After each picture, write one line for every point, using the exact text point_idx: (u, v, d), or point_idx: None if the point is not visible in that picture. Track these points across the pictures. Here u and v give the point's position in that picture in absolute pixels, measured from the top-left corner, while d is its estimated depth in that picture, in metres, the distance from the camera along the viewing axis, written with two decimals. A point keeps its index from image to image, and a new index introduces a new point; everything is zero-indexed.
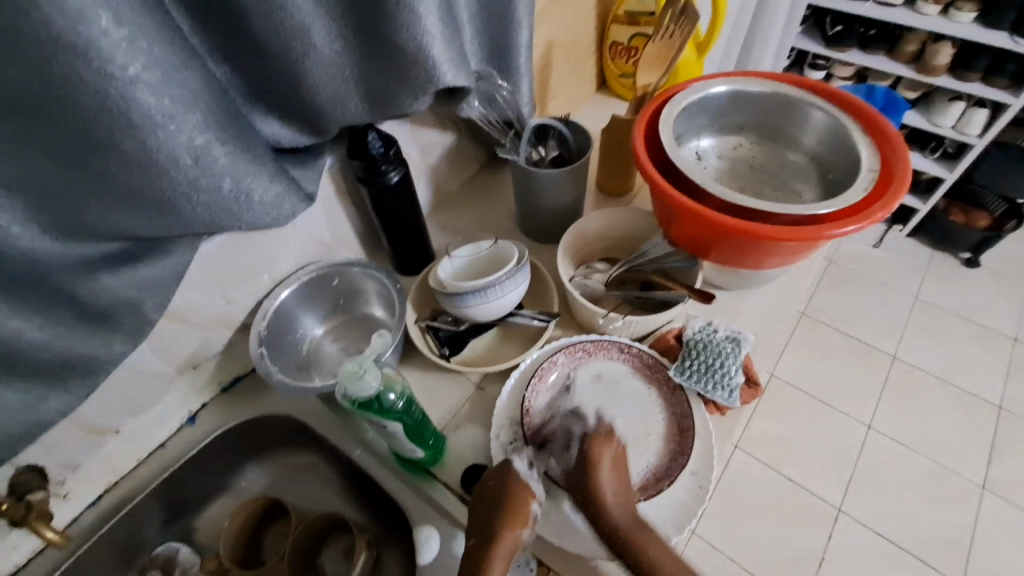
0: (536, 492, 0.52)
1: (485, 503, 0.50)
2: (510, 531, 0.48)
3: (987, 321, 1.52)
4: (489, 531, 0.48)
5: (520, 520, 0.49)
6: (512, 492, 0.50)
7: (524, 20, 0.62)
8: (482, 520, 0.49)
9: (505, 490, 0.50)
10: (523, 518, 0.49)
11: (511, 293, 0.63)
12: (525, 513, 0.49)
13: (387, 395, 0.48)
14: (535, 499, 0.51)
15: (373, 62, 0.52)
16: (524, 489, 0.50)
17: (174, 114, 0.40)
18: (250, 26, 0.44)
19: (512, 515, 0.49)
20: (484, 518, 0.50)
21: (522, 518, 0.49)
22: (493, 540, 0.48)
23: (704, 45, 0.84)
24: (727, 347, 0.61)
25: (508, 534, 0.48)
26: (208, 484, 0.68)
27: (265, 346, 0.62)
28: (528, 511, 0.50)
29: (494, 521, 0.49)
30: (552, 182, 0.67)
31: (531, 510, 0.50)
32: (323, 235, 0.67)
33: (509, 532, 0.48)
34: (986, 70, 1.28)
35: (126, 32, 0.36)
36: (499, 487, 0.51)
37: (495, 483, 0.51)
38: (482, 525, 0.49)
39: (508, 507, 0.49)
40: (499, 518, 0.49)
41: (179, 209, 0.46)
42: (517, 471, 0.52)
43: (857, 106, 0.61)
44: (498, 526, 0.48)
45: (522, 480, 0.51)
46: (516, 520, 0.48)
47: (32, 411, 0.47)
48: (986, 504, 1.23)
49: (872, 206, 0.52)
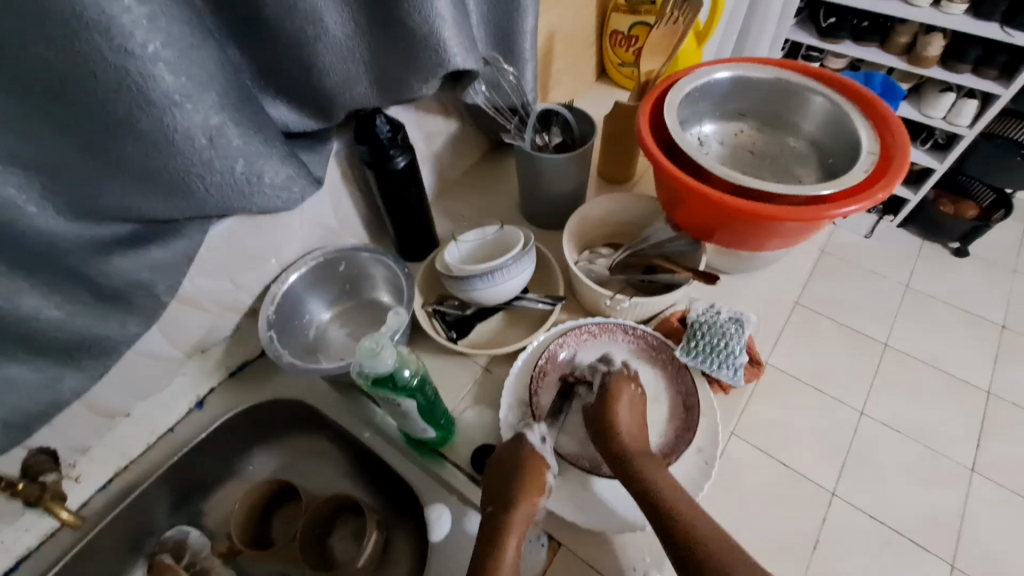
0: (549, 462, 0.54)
1: (500, 473, 0.52)
2: (526, 498, 0.50)
3: (975, 310, 1.56)
4: (505, 499, 0.50)
5: (535, 487, 0.50)
6: (527, 461, 0.52)
7: (529, 7, 0.63)
8: (498, 486, 0.51)
9: (519, 460, 0.52)
10: (538, 486, 0.51)
11: (519, 276, 0.64)
12: (540, 482, 0.51)
13: (401, 372, 0.49)
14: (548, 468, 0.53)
15: (383, 47, 0.52)
16: (536, 460, 0.53)
17: (191, 94, 0.41)
18: (264, 8, 0.44)
19: (528, 483, 0.50)
20: (499, 486, 0.51)
21: (538, 485, 0.51)
22: (509, 506, 0.49)
23: (703, 35, 0.86)
24: (730, 327, 0.63)
25: (524, 500, 0.50)
26: (217, 469, 0.68)
27: (274, 329, 0.62)
28: (542, 479, 0.52)
29: (509, 490, 0.50)
30: (557, 167, 0.68)
31: (545, 478, 0.52)
32: (330, 220, 0.67)
33: (525, 498, 0.50)
34: (976, 61, 1.31)
35: (146, 9, 0.36)
36: (512, 458, 0.53)
37: (509, 454, 0.53)
38: (498, 494, 0.51)
39: (524, 476, 0.51)
40: (515, 485, 0.50)
41: (192, 189, 0.46)
42: (531, 444, 0.54)
43: (856, 92, 0.62)
44: (514, 492, 0.50)
45: (535, 453, 0.53)
46: (532, 488, 0.50)
47: (48, 391, 0.47)
48: (976, 486, 1.27)
49: (873, 186, 0.54)
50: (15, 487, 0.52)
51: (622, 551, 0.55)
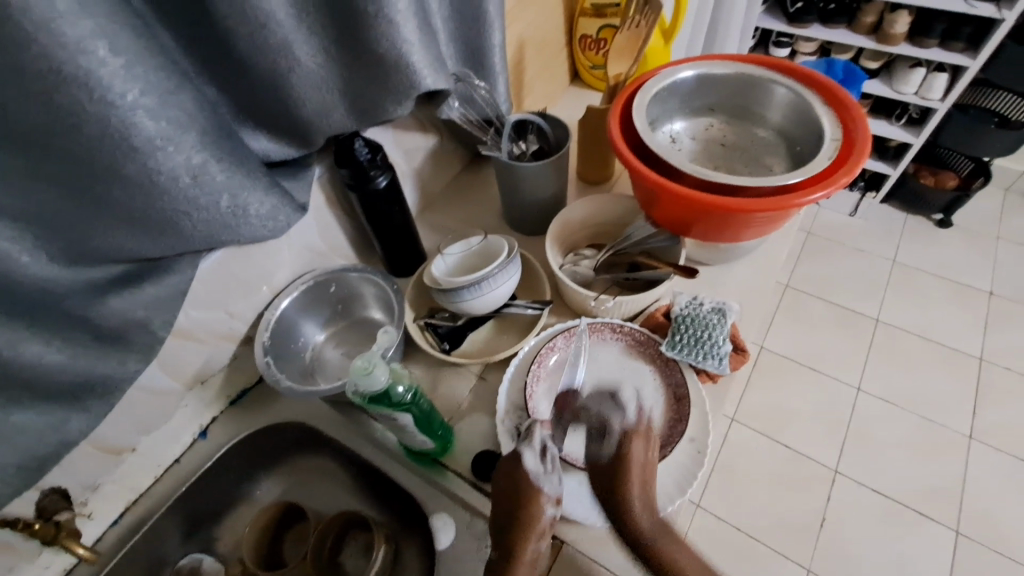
0: (551, 494, 0.54)
1: (503, 512, 0.53)
2: (528, 544, 0.51)
3: (963, 278, 1.55)
4: (509, 546, 0.51)
5: (536, 531, 0.52)
6: (526, 501, 0.53)
7: (495, 21, 0.64)
8: (501, 529, 0.53)
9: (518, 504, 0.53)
10: (539, 529, 0.52)
11: (505, 284, 0.66)
12: (538, 520, 0.52)
13: (395, 389, 0.51)
14: (551, 503, 0.54)
15: (354, 72, 0.54)
16: (536, 494, 0.53)
17: (172, 136, 0.42)
18: (237, 48, 0.46)
19: (529, 528, 0.52)
20: (504, 525, 0.53)
21: (538, 530, 0.52)
22: (513, 557, 0.51)
23: (670, 32, 0.87)
24: (712, 318, 0.65)
25: (528, 547, 0.51)
26: (225, 496, 0.70)
27: (270, 355, 0.64)
28: (543, 520, 0.53)
29: (511, 534, 0.52)
30: (535, 175, 0.70)
31: (545, 517, 0.53)
32: (317, 244, 0.69)
33: (527, 546, 0.51)
34: (943, 35, 1.32)
35: (123, 60, 0.38)
36: (514, 490, 0.54)
37: (509, 487, 0.54)
38: (501, 540, 0.52)
39: (524, 519, 0.52)
40: (517, 531, 0.52)
41: (180, 227, 0.47)
42: (529, 474, 0.54)
43: (818, 80, 0.64)
44: (516, 540, 0.52)
45: (532, 486, 0.54)
46: (532, 532, 0.52)
47: (56, 432, 0.49)
48: (974, 453, 1.27)
49: (837, 172, 0.56)
50: (32, 528, 0.53)
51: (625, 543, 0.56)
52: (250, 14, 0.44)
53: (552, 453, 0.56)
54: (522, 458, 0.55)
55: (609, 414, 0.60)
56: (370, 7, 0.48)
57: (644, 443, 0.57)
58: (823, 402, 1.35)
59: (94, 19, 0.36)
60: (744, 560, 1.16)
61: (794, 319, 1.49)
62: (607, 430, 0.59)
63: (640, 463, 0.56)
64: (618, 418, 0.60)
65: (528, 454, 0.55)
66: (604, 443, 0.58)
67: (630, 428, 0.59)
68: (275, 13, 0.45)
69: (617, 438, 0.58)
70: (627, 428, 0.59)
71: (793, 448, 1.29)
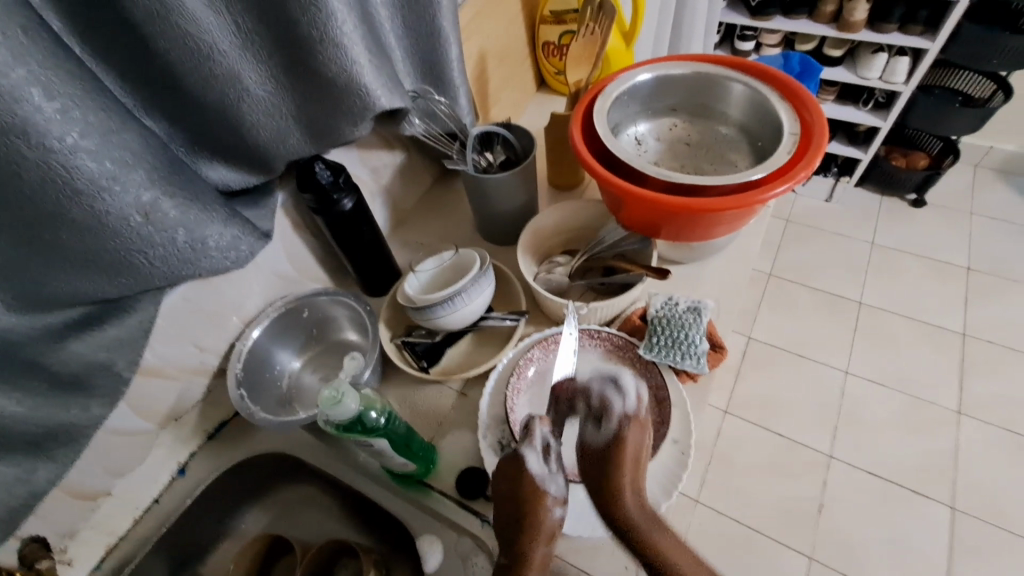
0: (558, 496, 0.51)
1: (507, 515, 0.51)
2: (537, 549, 0.49)
3: (942, 255, 1.56)
4: (515, 552, 0.49)
5: (542, 536, 0.49)
6: (531, 498, 0.50)
7: (451, 36, 0.64)
8: (508, 534, 0.51)
9: (522, 512, 0.51)
10: (547, 532, 0.50)
11: (479, 298, 0.65)
12: (544, 525, 0.50)
13: (368, 415, 0.51)
14: (558, 503, 0.51)
15: (307, 95, 0.53)
16: (537, 495, 0.51)
17: (117, 176, 0.41)
18: (182, 80, 0.45)
19: (534, 533, 0.49)
20: (510, 530, 0.51)
21: (546, 534, 0.50)
22: (521, 563, 0.49)
23: (630, 34, 0.86)
24: (688, 317, 0.65)
25: (535, 552, 0.49)
26: (209, 533, 0.68)
27: (243, 387, 0.62)
28: (549, 521, 0.50)
29: (518, 539, 0.50)
30: (502, 186, 0.70)
31: (552, 516, 0.50)
32: (287, 269, 0.68)
33: (535, 550, 0.49)
34: (901, 19, 1.34)
35: (58, 104, 0.37)
36: (514, 496, 0.51)
37: (511, 490, 0.52)
38: (509, 546, 0.50)
39: (529, 525, 0.50)
40: (523, 537, 0.50)
41: (137, 265, 0.47)
42: (533, 475, 0.51)
43: (773, 75, 0.64)
44: (524, 545, 0.49)
45: (537, 488, 0.51)
46: (538, 537, 0.49)
47: (23, 483, 0.48)
48: (964, 427, 1.28)
49: (797, 165, 0.56)
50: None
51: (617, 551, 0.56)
52: (192, 46, 0.43)
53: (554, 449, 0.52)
54: (524, 458, 0.52)
55: (612, 393, 0.54)
56: (314, 31, 0.48)
57: (640, 429, 0.53)
58: (813, 387, 1.35)
59: (26, 67, 0.35)
60: (747, 553, 1.16)
61: (778, 307, 1.50)
62: (605, 416, 0.53)
63: (635, 450, 0.52)
64: (620, 402, 0.53)
65: (531, 457, 0.52)
66: (600, 428, 0.53)
67: (632, 413, 0.53)
68: (219, 43, 0.45)
69: (614, 423, 0.53)
70: (628, 413, 0.53)
71: (786, 436, 1.29)
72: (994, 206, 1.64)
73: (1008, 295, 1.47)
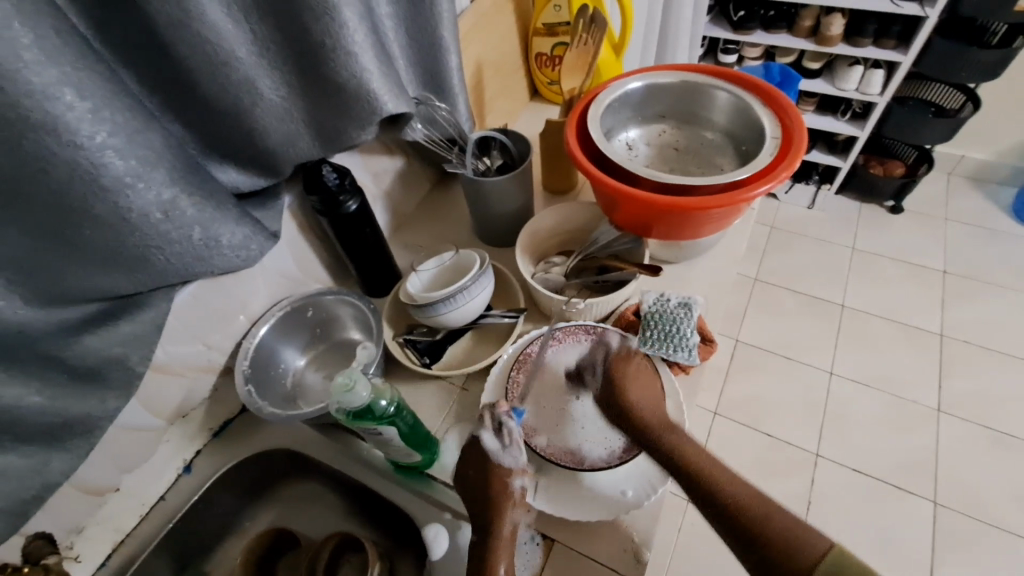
0: (520, 466, 0.55)
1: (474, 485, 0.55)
2: (503, 519, 0.52)
3: (920, 259, 1.62)
4: (484, 524, 0.53)
5: (506, 503, 0.53)
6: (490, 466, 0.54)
7: (451, 46, 0.67)
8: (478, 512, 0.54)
9: (488, 484, 0.54)
10: (510, 501, 0.53)
11: (479, 295, 0.67)
12: (509, 496, 0.53)
13: (377, 404, 0.53)
14: (521, 473, 0.55)
15: (317, 100, 0.56)
16: (499, 474, 0.54)
17: (141, 174, 0.43)
18: (200, 85, 0.47)
19: (499, 503, 0.53)
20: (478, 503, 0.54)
21: (510, 501, 0.53)
22: (490, 532, 0.52)
23: (619, 46, 0.90)
24: (680, 312, 0.68)
25: (501, 519, 0.52)
26: (213, 531, 0.69)
27: (250, 384, 0.64)
28: (512, 491, 0.54)
29: (486, 513, 0.53)
30: (499, 189, 0.73)
31: (514, 487, 0.54)
32: (292, 270, 0.70)
33: (502, 519, 0.52)
34: (876, 34, 1.40)
35: (89, 104, 0.39)
36: (479, 474, 0.55)
37: (477, 472, 0.55)
38: (479, 518, 0.53)
39: (494, 494, 0.53)
40: (489, 507, 0.53)
41: (153, 262, 0.48)
42: (488, 451, 0.55)
43: (755, 84, 0.68)
44: (490, 519, 0.52)
45: (494, 463, 0.55)
46: (503, 507, 0.53)
47: (38, 475, 0.49)
48: (944, 424, 1.32)
49: (779, 167, 0.60)
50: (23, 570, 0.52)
51: (618, 534, 0.57)
52: (211, 52, 0.46)
53: (509, 429, 0.55)
54: (479, 439, 0.56)
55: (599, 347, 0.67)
56: (327, 39, 0.51)
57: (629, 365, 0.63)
58: (798, 387, 1.39)
59: (59, 68, 0.37)
60: None
61: (764, 310, 1.55)
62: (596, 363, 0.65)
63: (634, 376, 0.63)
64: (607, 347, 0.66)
65: (487, 436, 0.55)
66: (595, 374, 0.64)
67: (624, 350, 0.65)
68: (236, 50, 0.47)
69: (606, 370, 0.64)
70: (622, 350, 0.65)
71: (774, 436, 1.33)
72: (967, 212, 1.71)
73: (983, 297, 1.53)
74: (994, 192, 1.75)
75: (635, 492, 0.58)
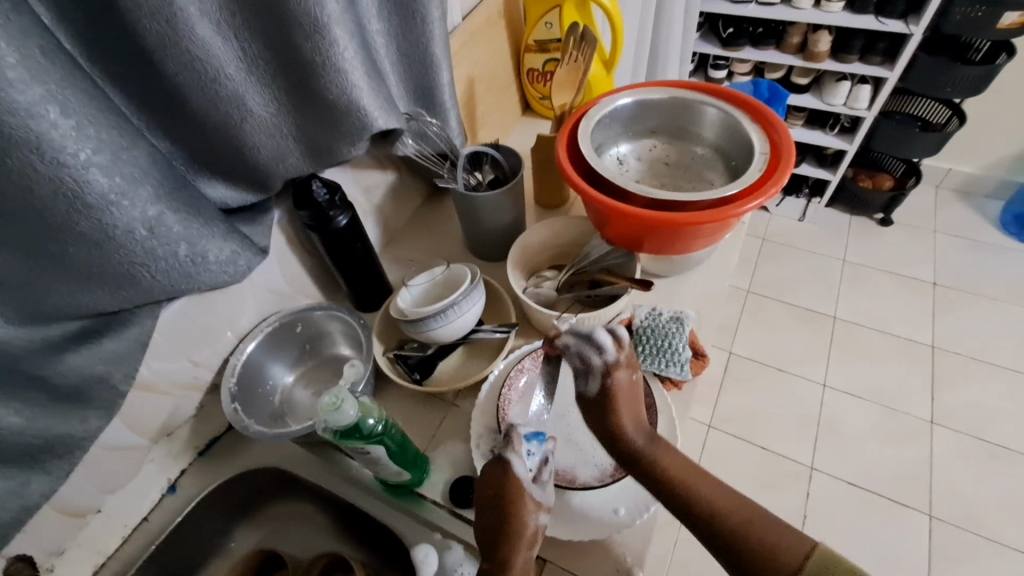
0: (542, 501, 0.53)
1: (490, 517, 0.51)
2: (520, 553, 0.49)
3: (910, 271, 1.63)
4: (499, 557, 0.48)
5: (526, 541, 0.49)
6: (513, 495, 0.51)
7: (443, 62, 0.68)
8: (490, 539, 0.50)
9: (504, 518, 0.50)
10: (529, 536, 0.50)
11: (470, 311, 0.67)
12: (525, 534, 0.50)
13: (365, 422, 0.52)
14: (542, 510, 0.52)
15: (307, 115, 0.56)
16: (522, 504, 0.51)
17: (126, 191, 0.43)
18: (187, 101, 0.47)
19: (517, 538, 0.49)
20: (492, 536, 0.50)
21: (528, 539, 0.50)
22: (503, 567, 0.48)
23: (610, 62, 0.90)
24: (671, 326, 0.68)
25: (517, 556, 0.48)
26: (199, 553, 0.67)
27: (237, 401, 0.63)
28: (529, 527, 0.50)
29: (501, 543, 0.49)
30: (490, 204, 0.73)
31: (533, 523, 0.51)
32: (281, 284, 0.69)
33: (518, 554, 0.48)
34: (862, 50, 1.42)
35: (74, 122, 0.39)
36: (499, 490, 0.52)
37: (494, 494, 0.52)
38: (491, 550, 0.49)
39: (512, 530, 0.50)
40: (505, 539, 0.49)
41: (139, 279, 0.48)
42: (519, 479, 0.52)
43: (743, 101, 0.69)
44: (505, 551, 0.49)
45: (521, 491, 0.51)
46: (521, 542, 0.49)
47: (17, 497, 0.48)
48: (937, 437, 1.32)
49: (767, 183, 0.60)
50: None
51: (610, 551, 0.56)
52: (199, 69, 0.45)
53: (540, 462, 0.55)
54: (510, 462, 0.53)
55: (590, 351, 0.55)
56: (317, 56, 0.51)
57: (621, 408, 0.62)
58: (792, 399, 1.39)
59: (43, 86, 0.37)
60: None
61: (757, 323, 1.55)
62: (590, 371, 0.55)
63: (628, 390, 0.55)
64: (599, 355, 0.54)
65: (516, 461, 0.53)
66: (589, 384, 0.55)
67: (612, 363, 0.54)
68: (225, 68, 0.47)
69: (599, 376, 0.54)
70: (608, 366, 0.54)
71: (769, 449, 1.32)
72: (956, 225, 1.73)
73: (972, 311, 1.53)
74: (981, 205, 1.77)
75: (627, 510, 0.57)
